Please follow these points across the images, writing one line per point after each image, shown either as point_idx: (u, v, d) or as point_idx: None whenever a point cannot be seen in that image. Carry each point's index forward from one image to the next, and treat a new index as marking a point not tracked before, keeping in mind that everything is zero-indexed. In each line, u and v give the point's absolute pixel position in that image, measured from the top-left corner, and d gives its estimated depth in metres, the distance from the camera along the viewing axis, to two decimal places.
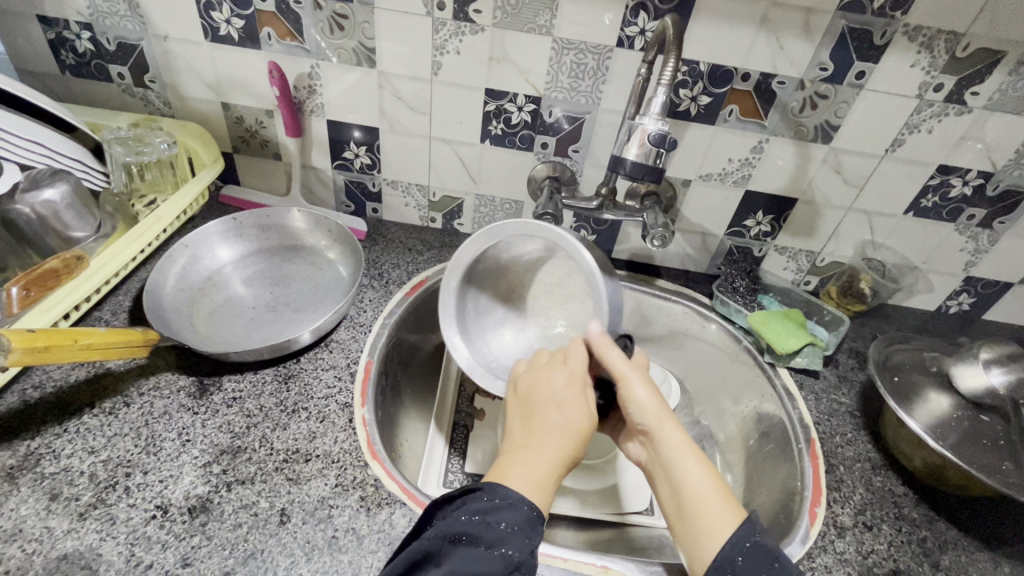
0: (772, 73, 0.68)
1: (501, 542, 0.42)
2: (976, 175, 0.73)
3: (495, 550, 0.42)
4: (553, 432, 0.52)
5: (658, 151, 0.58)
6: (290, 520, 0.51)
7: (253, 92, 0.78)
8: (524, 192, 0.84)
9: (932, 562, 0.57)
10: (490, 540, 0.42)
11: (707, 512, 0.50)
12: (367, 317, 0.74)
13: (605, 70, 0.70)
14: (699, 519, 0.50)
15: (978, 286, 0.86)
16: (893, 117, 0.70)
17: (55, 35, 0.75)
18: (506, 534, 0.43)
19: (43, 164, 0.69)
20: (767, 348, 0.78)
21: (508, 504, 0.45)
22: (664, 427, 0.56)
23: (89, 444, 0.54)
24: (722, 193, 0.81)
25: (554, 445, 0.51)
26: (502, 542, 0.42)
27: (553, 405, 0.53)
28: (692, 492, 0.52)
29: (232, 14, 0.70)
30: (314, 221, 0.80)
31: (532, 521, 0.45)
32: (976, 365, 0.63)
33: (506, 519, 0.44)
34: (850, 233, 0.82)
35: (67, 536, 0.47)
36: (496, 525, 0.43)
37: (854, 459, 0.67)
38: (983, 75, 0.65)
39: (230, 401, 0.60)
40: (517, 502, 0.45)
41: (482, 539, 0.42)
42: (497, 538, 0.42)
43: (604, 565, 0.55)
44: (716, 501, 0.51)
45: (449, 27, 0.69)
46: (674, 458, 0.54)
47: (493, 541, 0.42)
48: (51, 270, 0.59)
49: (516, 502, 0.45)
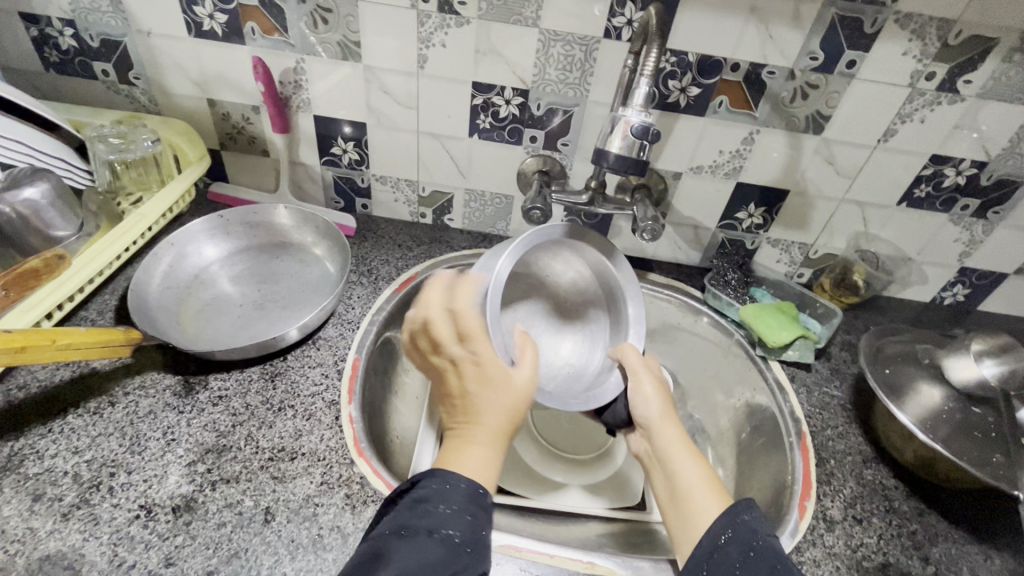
0: (762, 63, 0.67)
1: (444, 523, 0.42)
2: (970, 164, 0.72)
3: (435, 532, 0.41)
4: (494, 409, 0.51)
5: (642, 143, 0.57)
6: (274, 519, 0.51)
7: (239, 88, 0.78)
8: (514, 186, 0.84)
9: (923, 554, 0.57)
10: (431, 524, 0.42)
11: (697, 496, 0.51)
12: (355, 314, 0.74)
13: (593, 61, 0.69)
14: (691, 503, 0.50)
15: (973, 277, 0.86)
16: (885, 107, 0.69)
17: (37, 32, 0.74)
18: (448, 516, 0.43)
19: (25, 162, 0.68)
20: (759, 342, 0.77)
21: (443, 485, 0.45)
22: (667, 421, 0.58)
23: (73, 444, 0.54)
24: (713, 185, 0.80)
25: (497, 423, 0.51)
26: (443, 523, 0.42)
27: (493, 382, 0.52)
28: (686, 480, 0.53)
29: (215, 9, 0.70)
30: (301, 217, 0.80)
31: (472, 497, 0.45)
32: (967, 357, 0.63)
33: (446, 501, 0.44)
34: (843, 224, 0.82)
35: (50, 536, 0.47)
36: (436, 508, 0.43)
37: (845, 452, 0.67)
38: (976, 62, 0.64)
39: (216, 400, 0.60)
40: (456, 483, 0.45)
41: (424, 525, 0.42)
42: (438, 521, 0.42)
43: (590, 561, 0.55)
44: (707, 488, 0.51)
45: (435, 20, 0.68)
46: (672, 449, 0.56)
47: (435, 525, 0.42)
48: (31, 270, 0.59)
49: (455, 484, 0.45)
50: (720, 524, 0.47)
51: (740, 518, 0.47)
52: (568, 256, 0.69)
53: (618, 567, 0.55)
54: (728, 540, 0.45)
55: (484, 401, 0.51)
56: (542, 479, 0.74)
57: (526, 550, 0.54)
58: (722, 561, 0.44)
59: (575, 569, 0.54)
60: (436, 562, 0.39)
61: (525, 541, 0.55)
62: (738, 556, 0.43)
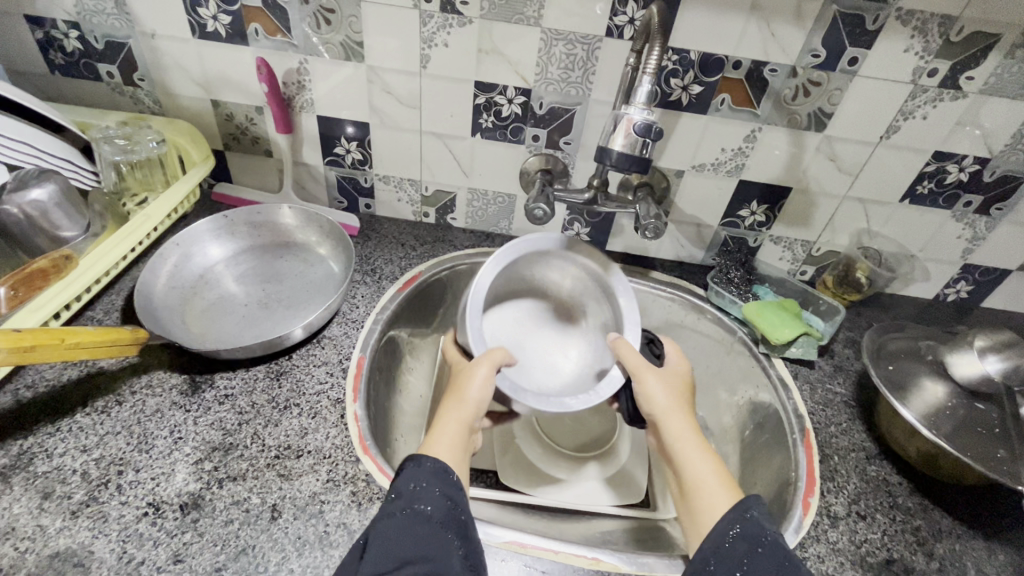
0: (764, 61, 0.67)
1: (416, 500, 0.44)
2: (973, 161, 0.72)
3: (409, 509, 0.43)
4: (447, 409, 0.54)
5: (644, 140, 0.58)
6: (281, 516, 0.51)
7: (243, 89, 0.78)
8: (517, 185, 0.84)
9: (927, 550, 0.57)
10: (403, 504, 0.44)
11: (706, 492, 0.50)
12: (359, 314, 0.74)
13: (594, 60, 0.70)
14: (701, 500, 0.50)
15: (976, 274, 0.86)
16: (887, 104, 0.69)
17: (42, 34, 0.75)
18: (417, 493, 0.45)
19: (31, 163, 0.69)
20: (762, 339, 0.77)
21: (414, 467, 0.46)
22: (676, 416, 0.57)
23: (81, 442, 0.54)
24: (715, 183, 0.80)
25: (455, 419, 0.53)
26: (417, 500, 0.44)
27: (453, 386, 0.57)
28: (696, 475, 0.52)
29: (219, 10, 0.70)
30: (305, 217, 0.80)
31: (439, 473, 0.46)
32: (970, 354, 0.63)
33: (414, 480, 0.45)
34: (846, 221, 0.82)
35: (59, 534, 0.48)
36: (405, 488, 0.45)
37: (848, 449, 0.67)
38: (979, 58, 0.64)
39: (222, 399, 0.60)
40: (422, 463, 0.47)
41: (396, 506, 0.44)
42: (411, 499, 0.44)
43: (595, 556, 0.55)
44: (718, 485, 0.51)
45: (437, 20, 0.68)
46: (682, 445, 0.55)
47: (407, 503, 0.44)
48: (38, 270, 0.59)
49: (422, 464, 0.47)
50: (731, 516, 0.47)
51: (751, 512, 0.47)
52: (559, 265, 0.72)
53: (623, 563, 0.55)
54: (737, 534, 0.46)
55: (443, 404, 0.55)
56: (547, 477, 0.74)
57: (532, 547, 0.55)
58: (731, 553, 0.44)
59: (581, 565, 0.54)
60: (413, 537, 0.42)
61: (530, 537, 0.56)
62: (745, 549, 0.44)
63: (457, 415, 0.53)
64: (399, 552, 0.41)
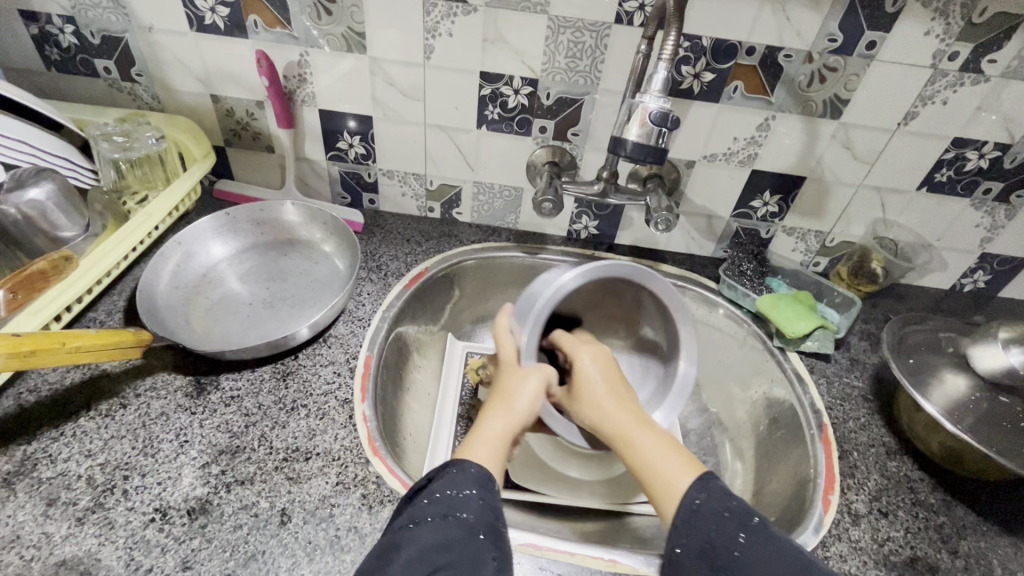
0: (779, 46, 0.65)
1: (458, 507, 0.43)
2: (993, 147, 0.70)
3: (449, 515, 0.43)
4: (493, 412, 0.54)
5: (660, 130, 0.56)
6: (291, 521, 0.50)
7: (243, 83, 0.76)
8: (524, 177, 0.82)
9: (951, 548, 0.56)
10: (446, 509, 0.43)
11: (664, 478, 0.49)
12: (366, 311, 0.73)
13: (603, 48, 0.68)
14: (659, 478, 0.50)
15: (993, 263, 0.84)
16: (906, 90, 0.67)
17: (38, 30, 0.73)
18: (462, 500, 0.44)
19: (29, 162, 0.67)
20: (776, 333, 0.76)
21: (458, 473, 0.46)
22: (608, 400, 0.56)
23: (86, 447, 0.53)
24: (727, 173, 0.78)
25: (500, 425, 0.53)
26: (458, 508, 0.43)
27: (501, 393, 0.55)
28: (642, 455, 0.52)
29: (216, 2, 0.68)
30: (308, 214, 0.78)
31: (482, 482, 0.46)
32: (994, 345, 0.61)
33: (460, 487, 0.45)
34: (861, 211, 0.80)
35: (65, 541, 0.47)
36: (452, 494, 0.44)
37: (868, 444, 0.65)
38: (1001, 41, 0.62)
39: (228, 400, 0.59)
40: (468, 469, 0.46)
41: (439, 511, 0.43)
42: (453, 506, 0.43)
43: (612, 558, 0.54)
44: (670, 457, 0.50)
45: (440, 9, 0.66)
46: (626, 428, 0.54)
47: (450, 509, 0.43)
48: (38, 272, 0.58)
49: (467, 470, 0.46)
50: (695, 489, 0.48)
51: (715, 484, 0.48)
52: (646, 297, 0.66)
53: (641, 564, 0.54)
54: (703, 503, 0.47)
55: (488, 408, 0.55)
56: (554, 475, 0.73)
57: (547, 549, 0.54)
58: (700, 524, 0.45)
59: (597, 567, 0.53)
60: (450, 542, 0.41)
61: (545, 539, 0.55)
62: (714, 516, 0.46)
63: (504, 420, 0.53)
64: (433, 555, 0.40)
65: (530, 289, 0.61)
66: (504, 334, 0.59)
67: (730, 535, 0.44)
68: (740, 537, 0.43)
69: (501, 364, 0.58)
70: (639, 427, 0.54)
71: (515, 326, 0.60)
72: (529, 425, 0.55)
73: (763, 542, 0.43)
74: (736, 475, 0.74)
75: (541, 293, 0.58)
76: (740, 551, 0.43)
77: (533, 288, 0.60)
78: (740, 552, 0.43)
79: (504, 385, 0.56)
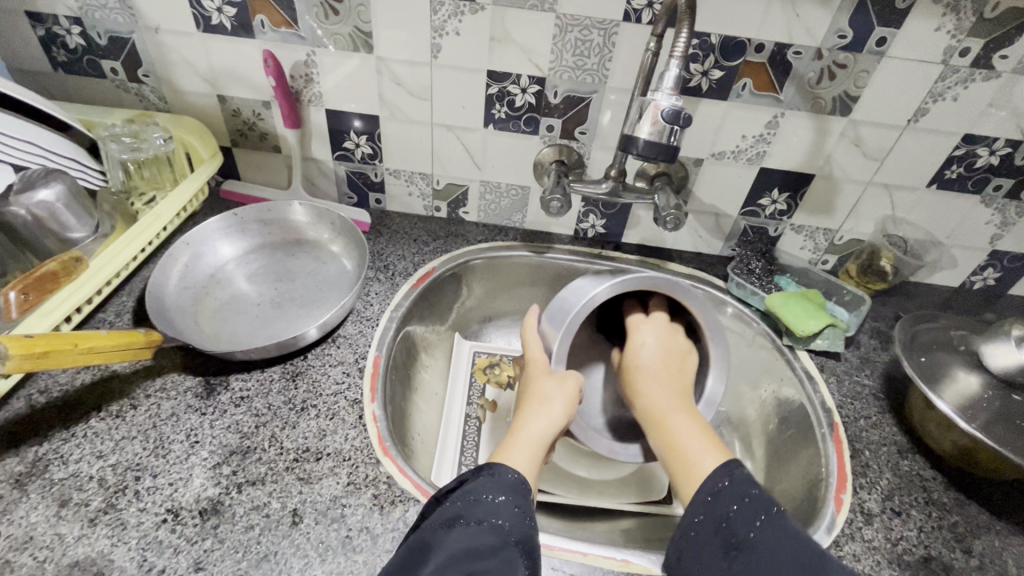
0: (788, 43, 0.65)
1: (493, 514, 0.43)
2: (1004, 143, 0.70)
3: (485, 522, 0.43)
4: (528, 412, 0.54)
5: (671, 128, 0.56)
6: (302, 521, 0.50)
7: (249, 83, 0.76)
8: (530, 176, 0.82)
9: (965, 548, 0.56)
10: (480, 514, 0.43)
11: (693, 460, 0.50)
12: (374, 311, 0.73)
13: (611, 46, 0.67)
14: (683, 462, 0.50)
15: (1004, 260, 0.83)
16: (916, 86, 0.66)
17: (45, 31, 0.73)
18: (496, 506, 0.44)
19: (38, 163, 0.67)
20: (785, 331, 0.76)
21: (493, 477, 0.46)
22: (651, 381, 0.57)
23: (97, 448, 0.53)
24: (736, 171, 0.78)
25: (539, 426, 0.53)
26: (493, 513, 0.43)
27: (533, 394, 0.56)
28: (673, 437, 0.52)
29: (223, 2, 0.68)
30: (316, 214, 0.78)
31: (518, 489, 0.46)
32: (1006, 343, 0.60)
33: (495, 492, 0.45)
34: (871, 209, 0.79)
35: (78, 542, 0.47)
36: (488, 499, 0.44)
37: (879, 443, 0.65)
38: (1013, 36, 0.61)
39: (238, 401, 0.59)
40: (504, 475, 0.47)
41: (473, 516, 0.43)
42: (487, 511, 0.43)
43: (625, 558, 0.53)
44: (699, 441, 0.51)
45: (447, 7, 0.66)
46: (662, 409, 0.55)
47: (484, 516, 0.43)
48: (49, 273, 0.58)
49: (502, 476, 0.47)
50: (717, 473, 0.48)
51: (740, 470, 0.48)
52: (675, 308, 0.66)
53: (653, 564, 0.53)
54: (723, 488, 0.47)
55: (525, 408, 0.55)
56: (564, 473, 0.73)
57: (559, 548, 0.53)
58: (719, 504, 0.46)
59: (609, 567, 0.52)
60: (486, 548, 0.40)
61: (556, 539, 0.55)
62: (734, 498, 0.46)
63: (543, 421, 0.53)
64: (464, 560, 0.39)
65: (560, 298, 0.61)
66: (534, 341, 0.61)
67: (747, 516, 0.44)
68: (756, 521, 0.44)
69: (532, 368, 0.58)
70: (677, 411, 0.54)
71: (546, 333, 0.61)
72: (566, 427, 0.55)
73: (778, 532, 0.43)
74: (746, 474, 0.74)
75: (576, 304, 0.58)
76: (754, 534, 0.43)
77: (564, 299, 0.61)
78: (755, 534, 0.43)
79: (533, 386, 0.56)
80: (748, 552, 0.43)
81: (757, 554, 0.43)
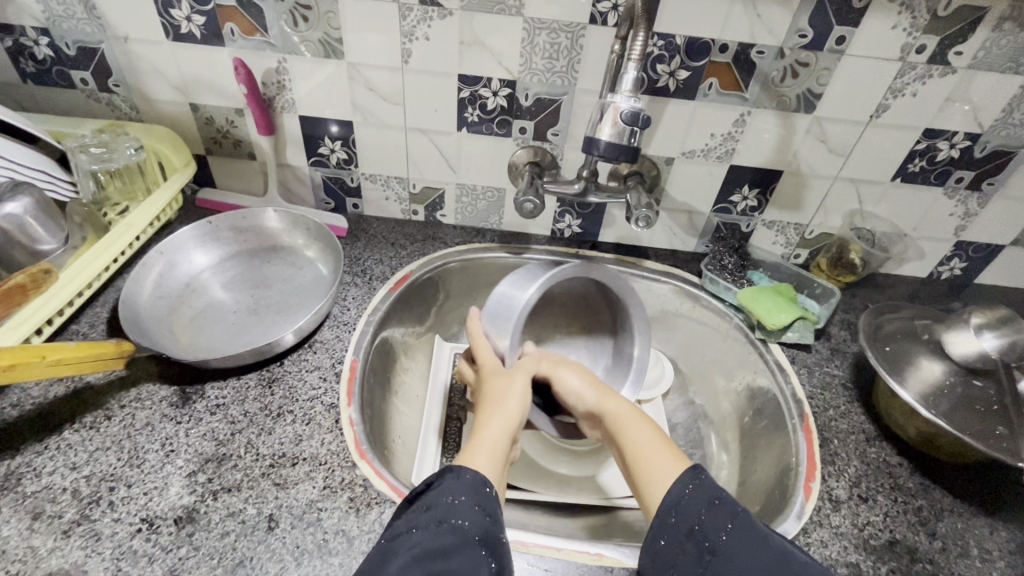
0: (751, 43, 0.66)
1: (454, 514, 0.44)
2: (963, 137, 0.72)
3: (445, 523, 0.43)
4: (486, 415, 0.55)
5: (631, 129, 0.57)
6: (278, 526, 0.51)
7: (222, 92, 0.76)
8: (506, 178, 0.83)
9: (929, 530, 0.57)
10: (440, 516, 0.43)
11: (651, 460, 0.52)
12: (351, 316, 0.73)
13: (579, 49, 0.68)
14: (645, 468, 0.52)
15: (969, 251, 0.85)
16: (877, 83, 0.68)
17: (13, 42, 0.73)
18: (456, 507, 0.44)
19: (8, 176, 0.67)
20: (757, 325, 0.77)
21: (455, 479, 0.46)
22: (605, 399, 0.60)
23: (70, 460, 0.53)
24: (706, 169, 0.79)
25: (498, 428, 0.54)
26: (453, 515, 0.44)
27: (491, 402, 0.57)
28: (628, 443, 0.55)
29: (192, 11, 0.68)
30: (290, 220, 0.79)
31: (478, 487, 0.46)
32: (967, 331, 0.62)
33: (454, 493, 0.45)
34: (838, 203, 0.81)
35: (51, 555, 0.47)
36: (448, 500, 0.45)
37: (848, 432, 0.67)
38: (967, 34, 0.63)
39: (213, 409, 0.59)
40: (464, 475, 0.47)
41: (432, 519, 0.43)
42: (449, 513, 0.44)
43: (598, 552, 0.54)
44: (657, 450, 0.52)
45: (416, 13, 0.67)
46: (622, 417, 0.58)
47: (444, 517, 0.44)
48: (17, 286, 0.56)
49: (463, 475, 0.47)
50: (685, 475, 0.49)
51: (703, 474, 0.49)
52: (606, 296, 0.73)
53: (626, 557, 0.54)
54: (692, 491, 0.48)
55: (483, 413, 0.56)
56: (543, 473, 0.73)
57: (533, 545, 0.54)
58: (688, 509, 0.47)
59: (583, 561, 0.53)
60: (448, 549, 0.41)
61: (530, 536, 0.55)
62: (704, 503, 0.47)
63: (500, 424, 0.54)
64: (426, 563, 0.40)
65: (499, 296, 0.63)
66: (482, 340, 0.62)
67: (718, 519, 0.45)
68: (727, 524, 0.45)
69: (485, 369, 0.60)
70: (633, 417, 0.57)
71: (491, 331, 0.62)
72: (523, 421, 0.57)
73: (747, 535, 0.44)
74: (723, 466, 0.75)
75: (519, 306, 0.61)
76: (725, 537, 0.44)
77: (504, 295, 0.62)
78: (727, 537, 0.44)
79: (494, 392, 0.58)
80: (722, 556, 0.44)
81: (732, 558, 0.44)
